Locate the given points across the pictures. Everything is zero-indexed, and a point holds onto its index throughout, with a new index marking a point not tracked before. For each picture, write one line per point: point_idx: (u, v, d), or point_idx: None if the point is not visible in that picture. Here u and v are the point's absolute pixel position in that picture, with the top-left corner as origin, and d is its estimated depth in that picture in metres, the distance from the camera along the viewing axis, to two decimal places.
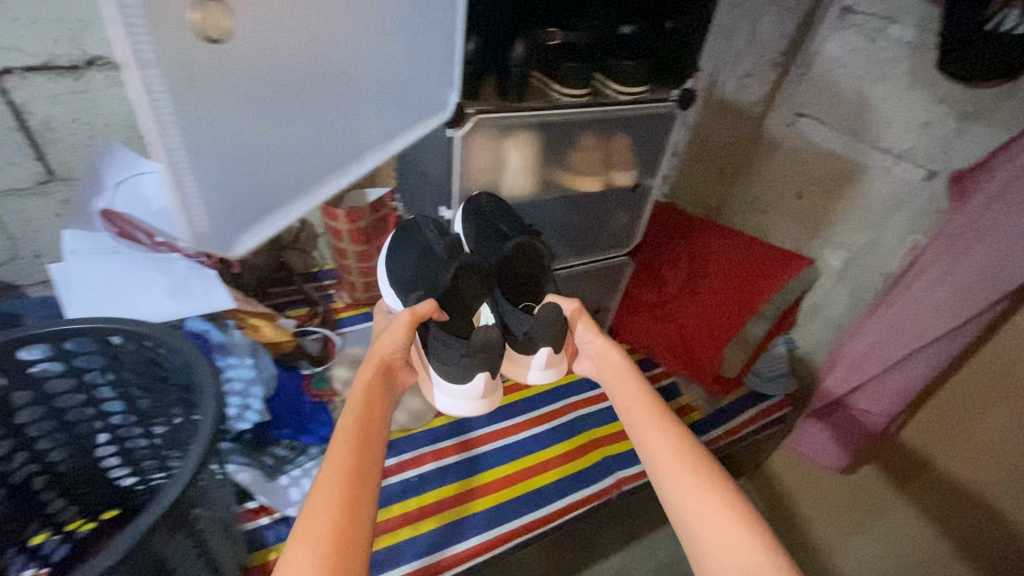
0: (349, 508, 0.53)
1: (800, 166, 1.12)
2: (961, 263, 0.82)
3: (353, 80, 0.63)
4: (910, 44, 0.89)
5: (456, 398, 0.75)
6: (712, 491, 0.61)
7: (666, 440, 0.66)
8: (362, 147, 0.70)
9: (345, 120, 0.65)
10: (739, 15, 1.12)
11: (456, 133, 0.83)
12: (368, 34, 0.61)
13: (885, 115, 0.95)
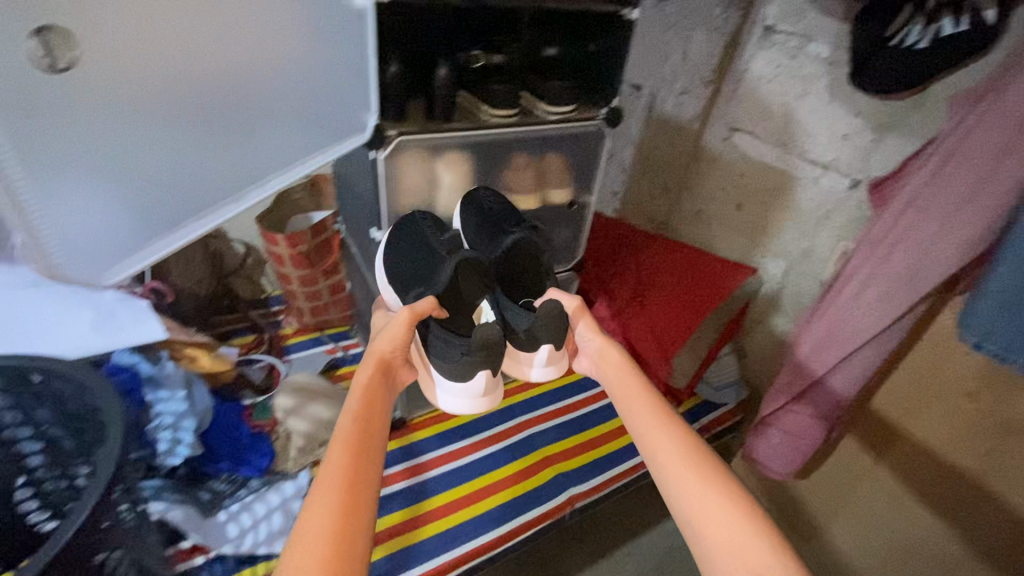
0: (349, 506, 0.59)
1: (738, 180, 1.21)
2: (885, 264, 0.87)
3: (265, 100, 0.67)
4: (826, 60, 0.99)
5: (455, 394, 0.79)
6: (711, 488, 0.66)
7: (668, 440, 0.72)
8: (291, 160, 0.74)
9: (267, 139, 0.70)
10: (673, 35, 1.20)
11: (379, 155, 0.73)
12: (272, 55, 0.64)
13: (810, 128, 1.05)
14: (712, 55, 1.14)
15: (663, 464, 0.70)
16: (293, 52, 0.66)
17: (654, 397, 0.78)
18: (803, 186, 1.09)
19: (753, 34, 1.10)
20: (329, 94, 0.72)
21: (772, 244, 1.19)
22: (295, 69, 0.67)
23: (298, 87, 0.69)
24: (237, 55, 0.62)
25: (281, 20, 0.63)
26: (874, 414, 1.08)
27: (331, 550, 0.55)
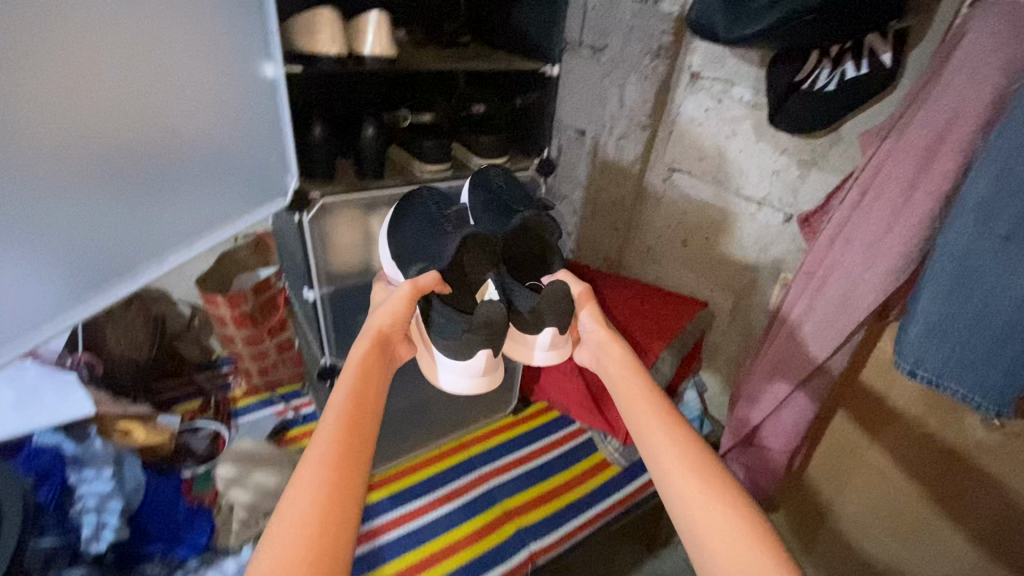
0: (339, 489, 0.50)
1: (682, 218, 1.25)
2: (820, 295, 0.86)
3: (191, 165, 0.68)
4: (749, 101, 1.05)
5: (452, 374, 0.72)
6: (716, 501, 0.57)
7: (669, 443, 0.63)
8: (218, 222, 0.74)
9: (193, 202, 0.70)
10: (608, 83, 1.24)
11: (305, 218, 0.72)
12: (197, 122, 0.66)
13: (742, 166, 1.09)
14: (646, 100, 1.19)
15: (663, 471, 0.61)
16: (215, 119, 0.67)
17: (655, 395, 0.69)
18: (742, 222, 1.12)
19: (681, 81, 1.17)
20: (252, 158, 0.74)
21: (719, 279, 1.21)
22: (219, 135, 0.69)
23: (223, 151, 0.70)
24: (164, 124, 0.63)
25: (202, 89, 0.65)
26: (857, 393, 0.99)
27: (317, 539, 0.46)
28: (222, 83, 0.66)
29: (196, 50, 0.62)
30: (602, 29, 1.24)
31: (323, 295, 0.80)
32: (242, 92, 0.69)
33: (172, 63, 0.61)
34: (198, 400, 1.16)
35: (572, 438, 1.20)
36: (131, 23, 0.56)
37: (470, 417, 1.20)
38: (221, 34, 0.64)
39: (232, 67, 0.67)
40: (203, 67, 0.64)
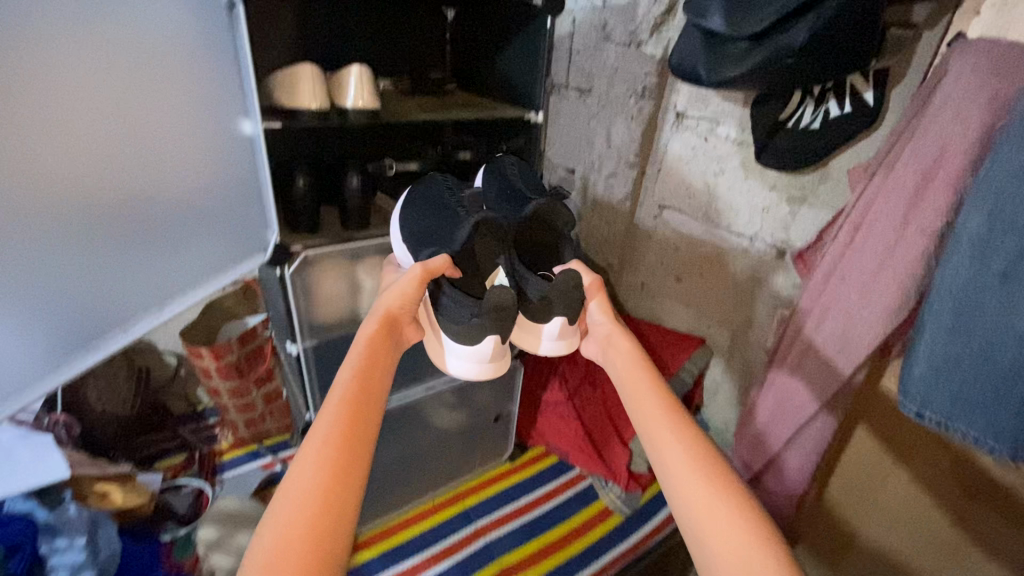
0: (339, 472, 0.47)
1: (675, 253, 1.24)
2: (817, 334, 0.84)
3: (166, 226, 0.66)
4: (735, 140, 1.05)
5: (461, 360, 0.74)
6: (721, 502, 0.52)
7: (679, 448, 0.57)
8: (194, 279, 0.72)
9: (169, 261, 0.68)
10: (596, 124, 1.28)
11: (285, 271, 0.70)
12: (174, 183, 0.64)
13: (731, 203, 1.09)
14: (633, 140, 1.21)
15: (670, 477, 0.55)
16: (190, 181, 0.66)
17: (660, 393, 0.63)
18: (735, 257, 1.11)
19: (666, 120, 1.17)
20: (226, 216, 0.72)
21: (716, 315, 1.19)
22: (196, 194, 0.67)
23: (200, 209, 0.69)
24: (140, 187, 0.61)
25: (179, 151, 0.63)
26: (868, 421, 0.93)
27: (313, 524, 0.43)
28: (201, 143, 0.65)
29: (176, 112, 0.61)
30: (588, 73, 1.27)
31: (307, 348, 0.78)
32: (219, 151, 0.68)
33: (150, 126, 0.60)
34: (182, 455, 1.12)
35: (572, 486, 1.15)
36: (111, 90, 0.55)
37: (465, 465, 1.16)
38: (200, 96, 0.63)
39: (209, 128, 0.65)
40: (182, 130, 0.63)
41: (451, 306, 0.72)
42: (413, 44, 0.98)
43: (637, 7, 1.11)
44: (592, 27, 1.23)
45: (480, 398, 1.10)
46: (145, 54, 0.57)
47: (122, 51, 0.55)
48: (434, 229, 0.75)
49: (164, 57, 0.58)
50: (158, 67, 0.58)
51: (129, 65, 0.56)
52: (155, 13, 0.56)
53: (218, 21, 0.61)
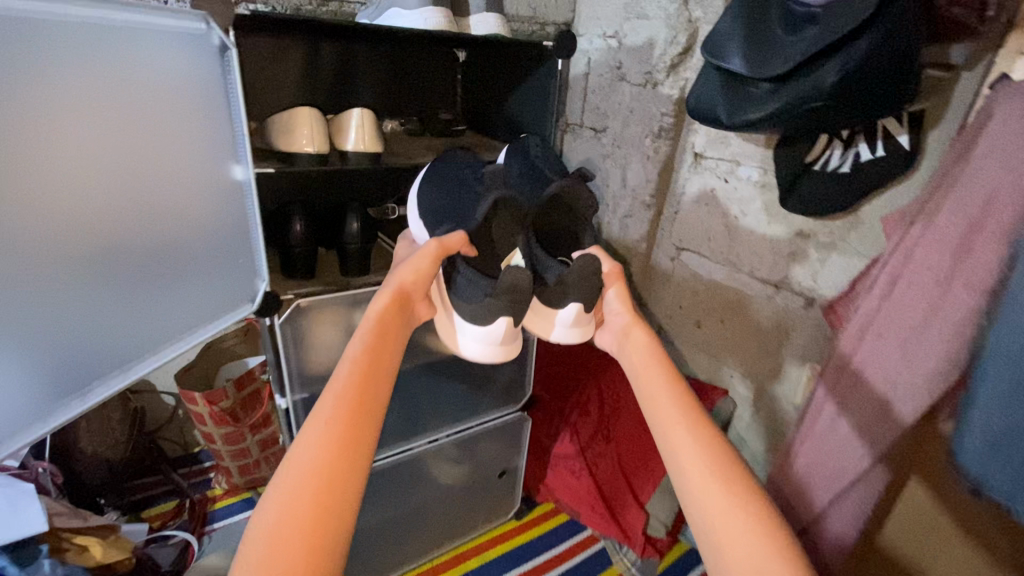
0: (343, 454, 0.47)
1: (694, 298, 1.18)
2: (851, 403, 0.71)
3: (158, 275, 0.61)
4: (758, 182, 1.00)
5: (473, 342, 0.71)
6: (731, 498, 0.51)
7: (698, 455, 0.55)
8: (182, 329, 0.65)
9: (159, 309, 0.62)
10: (611, 163, 1.25)
11: (274, 321, 0.66)
12: (166, 228, 0.60)
13: (754, 248, 1.03)
14: (649, 180, 1.17)
15: (683, 477, 0.54)
16: (183, 227, 0.62)
17: (679, 391, 0.62)
18: (759, 304, 1.05)
19: (683, 160, 1.15)
20: (216, 264, 0.68)
21: (738, 364, 1.12)
22: (190, 241, 0.63)
23: (191, 257, 0.64)
24: (134, 232, 0.57)
25: (173, 195, 0.60)
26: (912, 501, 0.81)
27: (312, 509, 0.44)
28: (194, 187, 0.62)
29: (171, 154, 0.58)
30: (603, 112, 1.24)
31: (296, 402, 0.73)
32: (211, 197, 0.64)
33: (146, 168, 0.56)
34: (174, 500, 1.08)
35: (582, 549, 1.08)
36: (106, 130, 0.52)
37: (467, 523, 1.08)
38: (195, 140, 0.61)
39: (202, 173, 0.63)
40: (177, 173, 0.60)
41: (465, 285, 0.71)
42: (423, 85, 0.96)
43: (653, 47, 1.09)
44: (607, 67, 1.21)
45: (485, 451, 1.03)
46: (143, 95, 0.54)
47: (121, 92, 0.52)
48: (453, 207, 0.77)
49: (161, 99, 0.56)
50: (155, 108, 0.56)
51: (126, 105, 0.53)
52: (154, 56, 0.54)
53: (212, 66, 0.60)
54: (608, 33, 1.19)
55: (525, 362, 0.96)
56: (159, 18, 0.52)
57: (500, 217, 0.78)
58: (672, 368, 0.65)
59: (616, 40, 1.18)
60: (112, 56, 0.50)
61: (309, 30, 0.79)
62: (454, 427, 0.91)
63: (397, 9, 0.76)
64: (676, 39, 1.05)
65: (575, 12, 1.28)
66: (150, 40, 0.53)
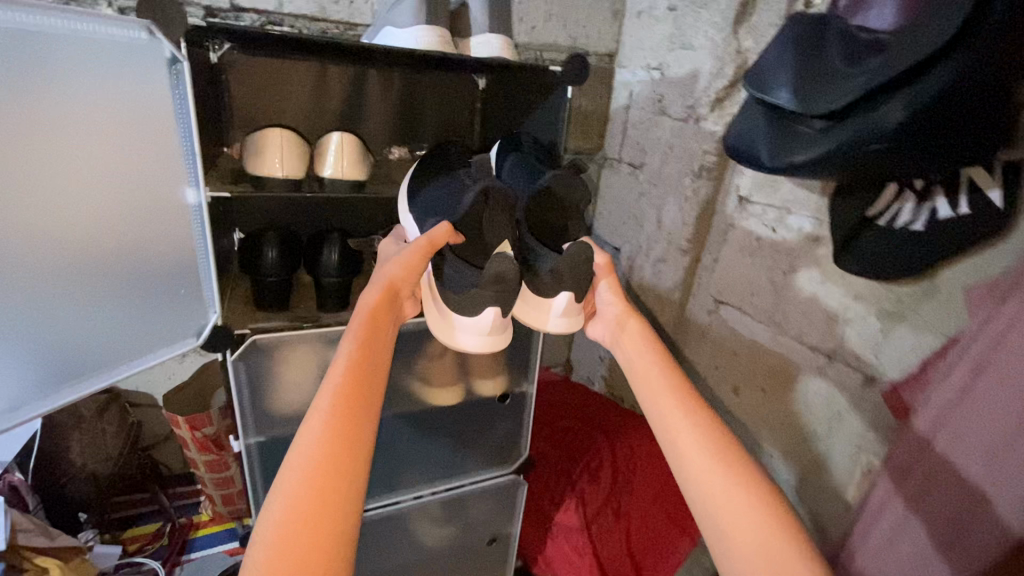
0: (339, 464, 0.46)
1: (731, 359, 1.03)
2: (909, 529, 0.54)
3: (89, 296, 0.58)
4: (810, 234, 0.86)
5: (469, 333, 0.64)
6: (738, 492, 0.51)
7: (736, 489, 0.51)
8: (115, 357, 0.62)
9: (87, 333, 0.59)
10: (647, 203, 1.15)
11: (229, 357, 0.61)
12: (102, 244, 0.57)
13: (804, 310, 0.88)
14: (686, 224, 1.06)
15: (712, 508, 0.51)
16: (120, 246, 0.59)
17: (684, 397, 0.59)
18: (807, 376, 0.90)
19: (728, 203, 1.00)
20: (159, 289, 0.65)
21: (780, 443, 0.96)
22: (127, 261, 0.60)
23: (129, 279, 0.61)
24: (66, 252, 0.54)
25: (112, 212, 0.57)
26: None
27: (312, 527, 0.43)
28: (137, 204, 0.59)
29: (110, 168, 0.56)
30: (642, 147, 1.15)
31: (251, 445, 0.67)
32: (154, 215, 0.62)
33: (81, 182, 0.54)
34: (159, 523, 1.05)
35: None
36: (38, 140, 0.49)
37: None
38: (140, 156, 0.58)
39: (146, 190, 0.60)
40: (116, 188, 0.57)
41: (454, 276, 0.65)
42: (442, 111, 0.92)
43: (698, 79, 0.99)
44: (649, 100, 1.12)
45: (474, 513, 0.93)
46: (80, 106, 0.51)
47: (51, 103, 0.49)
48: (437, 200, 0.72)
49: (100, 111, 0.53)
50: (94, 119, 0.53)
51: (64, 117, 0.50)
52: (93, 65, 0.51)
53: (162, 81, 0.57)
54: (653, 65, 1.10)
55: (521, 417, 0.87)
56: (93, 26, 0.48)
57: (491, 209, 0.70)
58: (671, 361, 0.64)
59: (660, 72, 1.09)
60: (45, 64, 0.47)
61: (308, 53, 0.75)
62: (435, 486, 0.82)
63: (390, 27, 0.74)
64: (722, 71, 0.94)
65: (620, 42, 1.21)
66: (88, 48, 0.50)
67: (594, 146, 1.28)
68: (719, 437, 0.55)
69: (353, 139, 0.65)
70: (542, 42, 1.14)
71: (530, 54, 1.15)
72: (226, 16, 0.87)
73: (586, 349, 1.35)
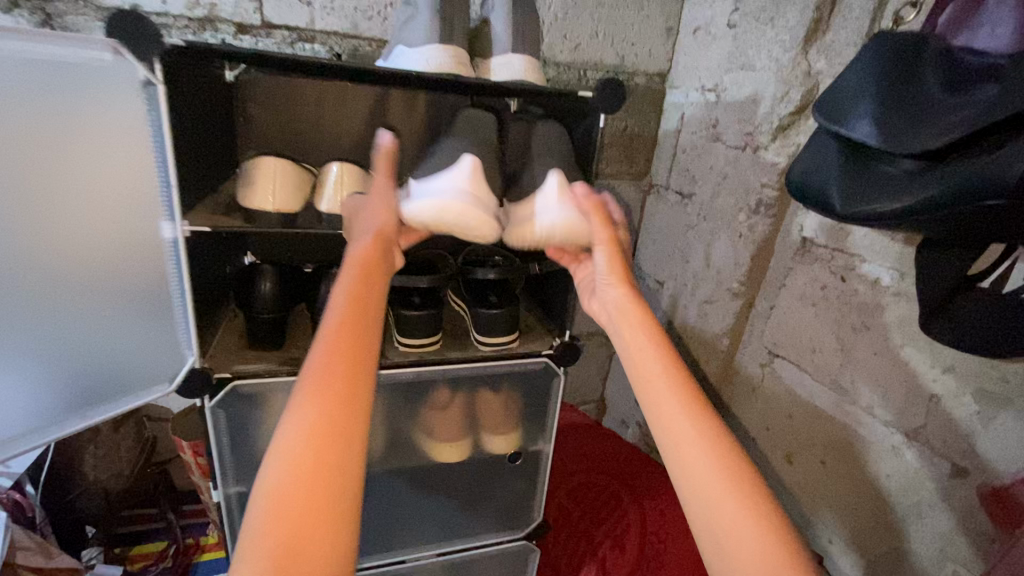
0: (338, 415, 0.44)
1: (785, 422, 0.90)
2: None
3: (61, 324, 0.58)
4: (888, 288, 0.73)
5: (437, 184, 0.62)
6: (739, 515, 0.46)
7: (767, 547, 0.44)
8: (72, 408, 0.60)
9: (32, 379, 0.58)
10: (694, 237, 1.03)
11: (208, 403, 0.62)
12: (67, 268, 0.57)
13: (877, 377, 0.75)
14: (738, 263, 0.93)
15: (734, 563, 0.44)
16: (91, 271, 0.58)
17: (705, 424, 0.51)
18: (880, 455, 0.76)
19: (788, 245, 0.87)
20: (123, 327, 0.62)
21: (843, 527, 0.82)
22: (95, 287, 0.59)
23: (94, 309, 0.60)
24: (39, 271, 0.55)
25: (81, 237, 0.57)
26: None
27: (314, 481, 0.41)
28: (110, 229, 0.58)
29: (92, 193, 0.56)
30: (692, 176, 1.04)
31: (230, 495, 0.68)
32: (130, 247, 0.59)
33: (45, 205, 0.54)
34: (164, 541, 1.01)
35: None
36: (40, 153, 0.52)
37: None
38: (120, 187, 0.57)
39: (121, 218, 0.58)
40: (89, 213, 0.57)
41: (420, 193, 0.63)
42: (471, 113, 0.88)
43: (758, 104, 0.87)
44: (702, 124, 1.01)
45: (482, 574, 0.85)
46: (45, 130, 0.51)
47: (28, 127, 0.51)
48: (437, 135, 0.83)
49: (65, 136, 0.53)
50: (61, 143, 0.53)
51: (69, 138, 0.53)
52: (57, 88, 0.50)
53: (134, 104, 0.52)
54: (707, 86, 1.00)
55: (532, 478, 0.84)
56: (61, 48, 0.46)
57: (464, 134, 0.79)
58: (675, 358, 0.56)
59: (715, 94, 0.98)
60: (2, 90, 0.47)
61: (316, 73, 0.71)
62: (425, 549, 0.77)
63: (403, 46, 0.70)
64: (788, 95, 0.82)
65: (673, 61, 1.11)
66: (50, 71, 0.49)
67: (639, 171, 1.18)
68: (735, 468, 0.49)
69: (353, 169, 0.67)
70: (587, 60, 1.06)
71: (571, 73, 1.07)
72: (257, 33, 0.84)
73: (621, 391, 1.23)
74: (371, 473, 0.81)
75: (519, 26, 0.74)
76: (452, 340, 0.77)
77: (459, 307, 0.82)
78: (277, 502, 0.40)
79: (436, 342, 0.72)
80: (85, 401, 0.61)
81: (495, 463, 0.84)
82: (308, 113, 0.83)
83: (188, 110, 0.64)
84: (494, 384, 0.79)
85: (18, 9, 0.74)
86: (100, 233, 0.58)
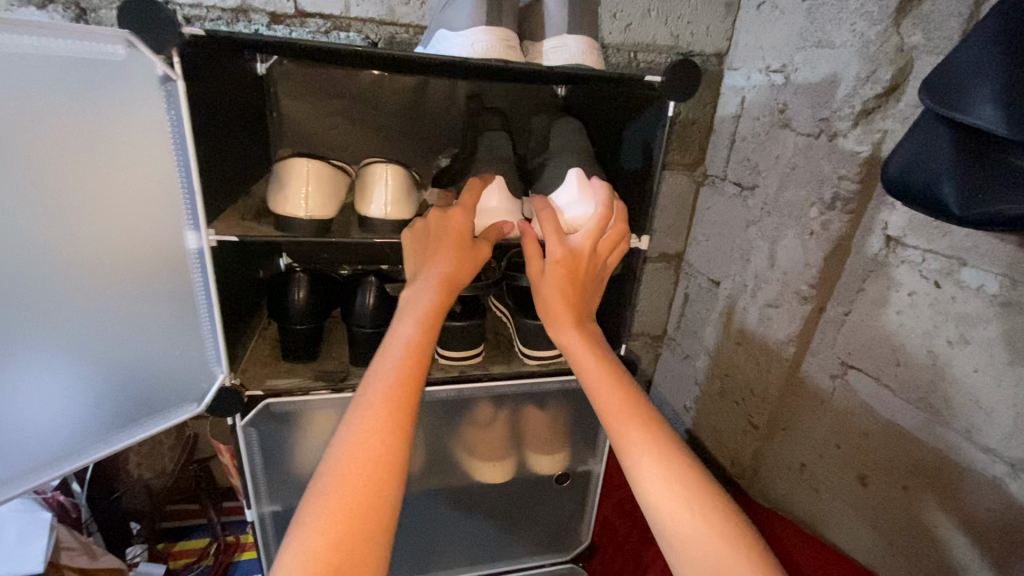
0: (379, 478, 0.43)
1: (858, 440, 0.81)
2: None
3: (107, 344, 0.57)
4: (995, 299, 0.63)
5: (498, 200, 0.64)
6: (706, 527, 0.45)
7: (718, 543, 0.44)
8: (90, 433, 0.58)
9: (58, 406, 0.55)
10: (756, 234, 0.93)
11: (239, 421, 0.65)
12: (85, 288, 0.54)
13: (977, 398, 0.66)
14: (809, 264, 0.83)
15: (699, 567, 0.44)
16: (117, 292, 0.56)
17: (657, 432, 0.50)
18: (977, 486, 0.67)
19: (868, 246, 0.78)
20: (149, 347, 0.60)
21: (924, 560, 0.73)
22: (116, 300, 0.56)
23: (115, 325, 0.57)
24: (81, 293, 0.54)
25: (108, 256, 0.54)
26: None
27: (356, 510, 0.42)
28: (127, 246, 0.55)
29: (127, 211, 0.54)
30: (754, 166, 0.94)
31: (264, 512, 0.73)
32: (150, 264, 0.57)
33: (62, 218, 0.51)
34: (206, 538, 1.01)
35: None
36: (76, 170, 0.50)
37: None
38: (151, 200, 0.55)
39: (146, 235, 0.56)
40: (108, 227, 0.53)
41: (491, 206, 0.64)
42: (514, 97, 0.86)
43: (837, 85, 0.77)
44: (767, 108, 0.91)
45: None
46: (68, 138, 0.49)
47: (64, 139, 0.49)
48: (460, 124, 0.84)
49: (103, 151, 0.51)
50: (75, 147, 0.49)
51: (103, 151, 0.51)
52: (87, 93, 0.48)
53: (153, 104, 0.51)
54: (774, 66, 0.90)
55: (582, 507, 0.83)
56: (90, 45, 0.45)
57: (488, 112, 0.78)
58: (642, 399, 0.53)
59: (783, 75, 0.88)
60: (41, 98, 0.46)
61: (334, 60, 0.67)
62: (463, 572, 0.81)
63: (444, 30, 0.64)
64: (875, 75, 0.72)
65: (733, 39, 1.01)
66: (61, 70, 0.46)
67: (693, 161, 1.09)
68: (687, 478, 0.47)
69: (398, 171, 0.63)
70: (637, 41, 0.97)
71: (621, 56, 0.99)
72: (290, 22, 0.80)
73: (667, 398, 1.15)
74: (408, 484, 0.78)
75: (570, 5, 0.67)
76: (495, 352, 0.74)
77: (501, 315, 0.79)
78: (296, 551, 0.40)
79: (479, 355, 0.70)
80: (131, 422, 0.61)
81: (538, 480, 0.82)
82: (341, 106, 0.79)
83: (212, 106, 0.60)
84: (538, 397, 0.74)
85: (51, 5, 0.73)
86: (136, 256, 0.56)
